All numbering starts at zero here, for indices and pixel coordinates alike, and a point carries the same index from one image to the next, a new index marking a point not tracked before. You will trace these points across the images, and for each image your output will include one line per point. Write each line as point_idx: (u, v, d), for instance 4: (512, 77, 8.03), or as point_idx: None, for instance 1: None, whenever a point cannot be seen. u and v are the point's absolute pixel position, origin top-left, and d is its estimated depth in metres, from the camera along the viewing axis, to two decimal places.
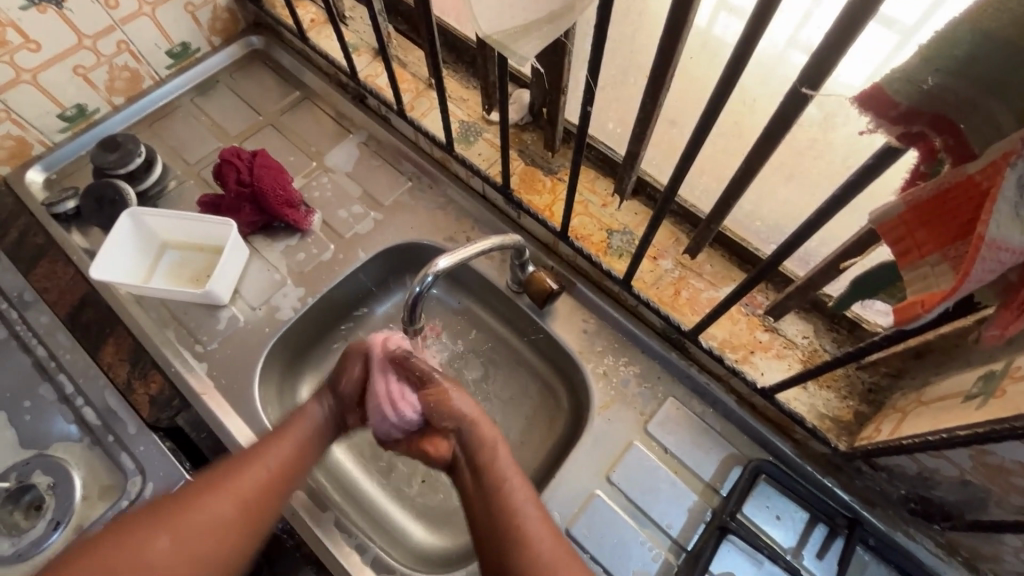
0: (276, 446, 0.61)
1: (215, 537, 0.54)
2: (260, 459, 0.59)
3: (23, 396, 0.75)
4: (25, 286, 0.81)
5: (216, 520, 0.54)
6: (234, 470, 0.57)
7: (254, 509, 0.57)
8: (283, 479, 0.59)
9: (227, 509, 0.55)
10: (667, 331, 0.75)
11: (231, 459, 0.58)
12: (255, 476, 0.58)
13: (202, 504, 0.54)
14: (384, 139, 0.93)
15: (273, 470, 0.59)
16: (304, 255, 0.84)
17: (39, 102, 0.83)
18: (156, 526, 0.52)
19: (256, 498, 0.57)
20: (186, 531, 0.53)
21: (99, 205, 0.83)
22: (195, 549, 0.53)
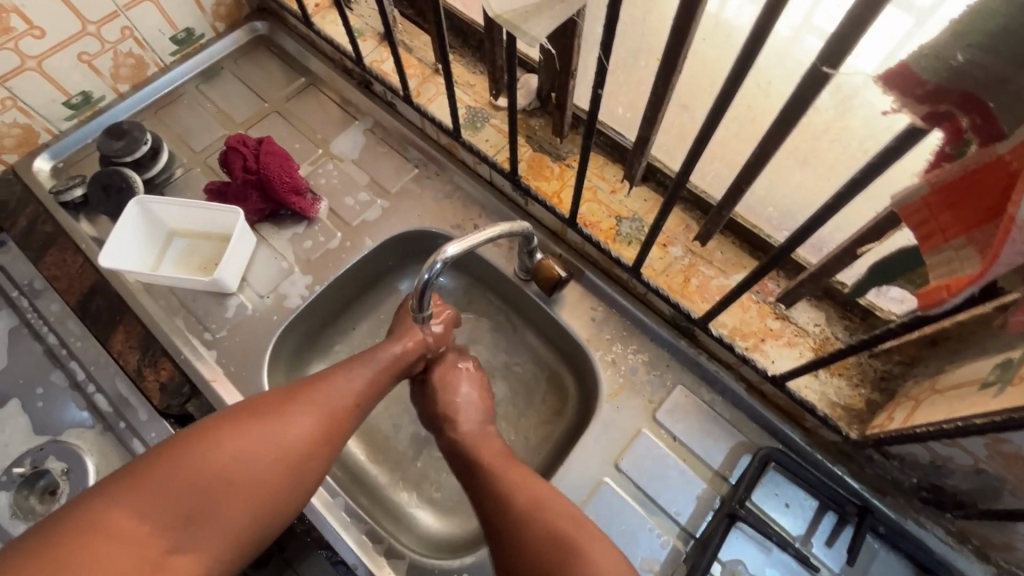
0: (360, 370, 0.62)
1: (304, 451, 0.55)
2: (342, 387, 0.60)
3: (35, 383, 0.76)
4: (35, 274, 0.82)
5: (301, 437, 0.55)
6: (320, 392, 0.58)
7: (335, 431, 0.58)
8: (360, 407, 0.61)
9: (310, 431, 0.56)
10: (676, 318, 0.74)
11: (308, 382, 0.59)
12: (339, 402, 0.59)
13: (294, 423, 0.55)
14: (390, 125, 0.92)
15: (354, 400, 0.60)
16: (311, 243, 0.84)
17: (45, 90, 0.83)
18: (254, 435, 0.53)
19: (339, 419, 0.58)
20: (276, 443, 0.53)
21: (106, 193, 0.83)
22: (287, 460, 0.53)
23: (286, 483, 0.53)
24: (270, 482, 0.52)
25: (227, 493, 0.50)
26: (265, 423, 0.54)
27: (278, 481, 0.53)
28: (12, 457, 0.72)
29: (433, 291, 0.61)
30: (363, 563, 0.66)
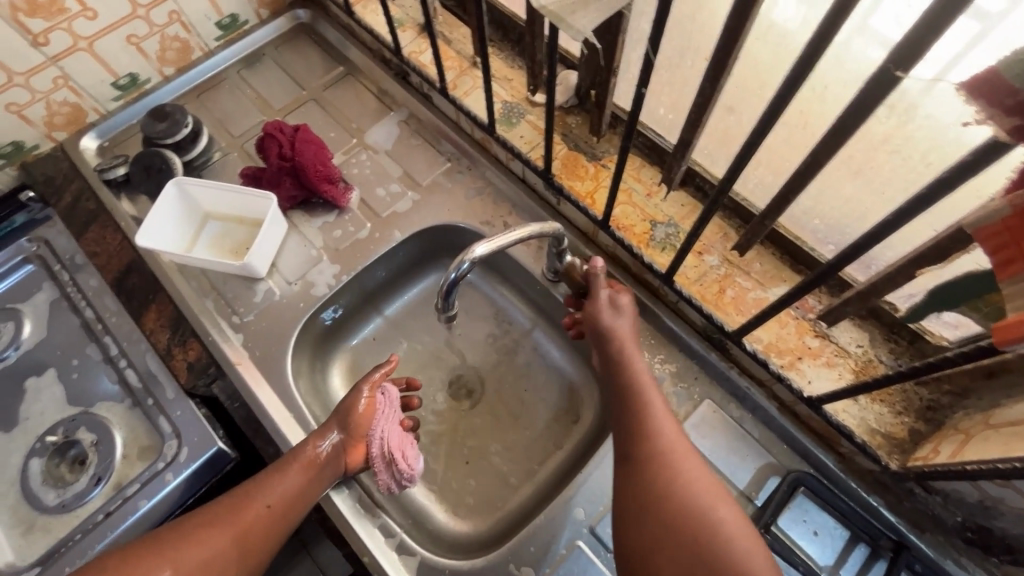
0: (279, 478, 0.63)
1: (213, 564, 0.56)
2: (259, 497, 0.61)
3: (71, 355, 0.79)
4: (77, 249, 0.84)
5: (209, 554, 0.56)
6: (241, 505, 0.60)
7: (250, 544, 0.59)
8: (277, 517, 0.61)
9: (223, 544, 0.57)
10: (708, 330, 0.71)
11: (228, 499, 0.61)
12: (254, 513, 0.60)
13: (201, 542, 0.56)
14: (425, 118, 0.92)
15: (270, 507, 0.61)
16: (340, 232, 0.84)
17: (94, 70, 0.85)
18: (161, 555, 0.55)
19: (252, 531, 0.59)
20: (188, 561, 0.55)
21: (147, 173, 0.85)
22: None
23: None
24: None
25: None
26: (175, 545, 0.56)
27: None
28: (47, 425, 0.75)
29: (459, 289, 0.60)
30: (374, 557, 0.66)
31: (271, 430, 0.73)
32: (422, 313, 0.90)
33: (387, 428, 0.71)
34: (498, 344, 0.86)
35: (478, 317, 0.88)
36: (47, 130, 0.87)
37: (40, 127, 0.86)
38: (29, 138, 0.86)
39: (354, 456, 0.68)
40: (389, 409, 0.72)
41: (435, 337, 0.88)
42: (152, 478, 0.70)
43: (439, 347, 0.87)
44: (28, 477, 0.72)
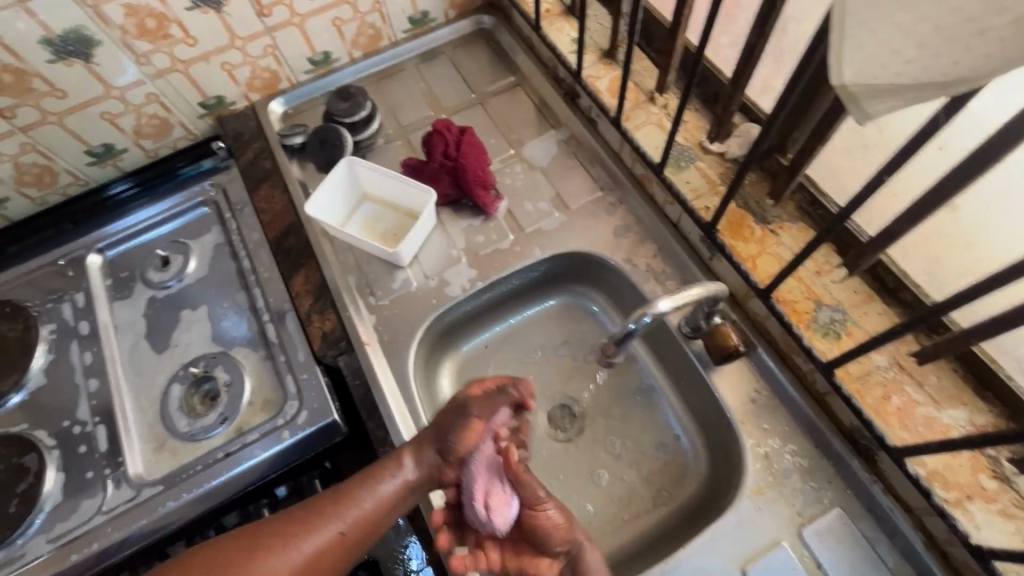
0: (359, 500, 0.59)
1: None
2: (333, 520, 0.57)
3: (223, 297, 0.85)
4: (247, 201, 0.91)
5: (280, 574, 0.53)
6: (319, 518, 0.57)
7: (320, 569, 0.56)
8: (351, 543, 0.58)
9: (291, 567, 0.54)
10: (858, 435, 0.65)
11: (317, 503, 0.59)
12: (327, 536, 0.57)
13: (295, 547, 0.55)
14: (585, 142, 0.91)
15: (345, 531, 0.58)
16: (482, 238, 0.85)
17: (298, 44, 0.93)
18: (235, 569, 0.53)
19: (325, 553, 0.56)
20: None
21: (322, 146, 0.91)
22: None
23: None
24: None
25: None
26: (268, 547, 0.54)
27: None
28: (192, 356, 0.81)
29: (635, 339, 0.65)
30: None
31: (383, 416, 0.75)
32: (539, 334, 0.89)
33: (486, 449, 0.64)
34: (610, 385, 0.84)
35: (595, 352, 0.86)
36: (246, 90, 0.96)
37: (242, 86, 0.95)
38: (231, 94, 0.95)
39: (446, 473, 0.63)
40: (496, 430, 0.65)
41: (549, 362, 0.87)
42: (271, 431, 0.75)
43: (549, 373, 0.86)
44: (170, 399, 0.78)
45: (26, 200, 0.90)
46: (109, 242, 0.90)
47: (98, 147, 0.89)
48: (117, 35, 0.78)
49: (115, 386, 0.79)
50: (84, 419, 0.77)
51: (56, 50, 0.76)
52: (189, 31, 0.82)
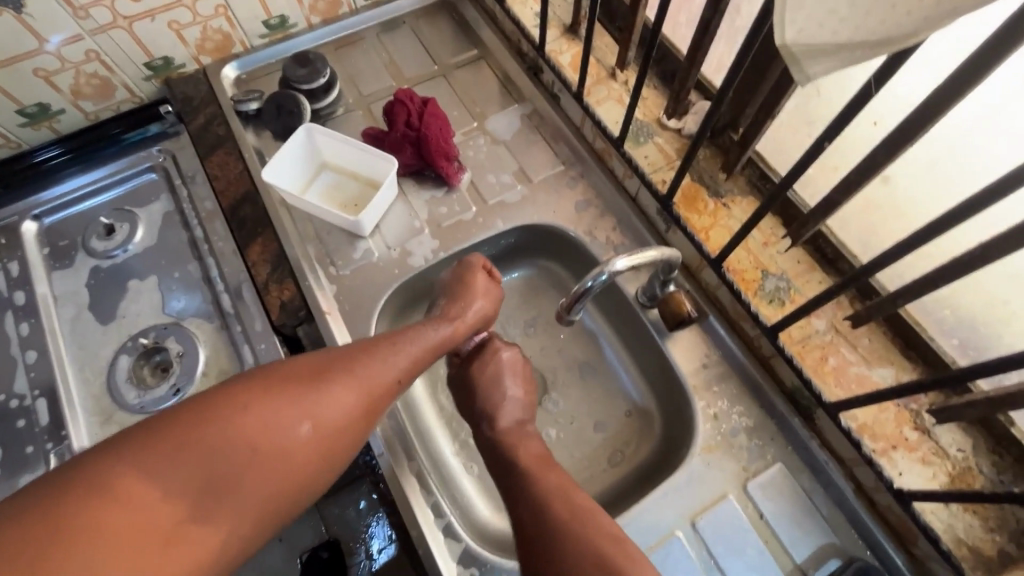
0: (405, 348, 0.62)
1: (351, 419, 0.55)
2: (388, 366, 0.59)
3: (174, 267, 0.82)
4: (199, 168, 0.88)
5: (348, 407, 0.55)
6: (374, 360, 0.59)
7: (375, 412, 0.58)
8: (399, 387, 0.61)
9: (355, 406, 0.56)
10: (798, 394, 0.69)
11: (345, 358, 0.58)
12: (384, 381, 0.59)
13: (335, 394, 0.55)
14: (548, 116, 0.92)
15: (398, 379, 0.60)
16: (445, 210, 0.85)
17: (253, 6, 0.90)
18: (300, 407, 0.52)
19: (379, 399, 0.58)
20: (326, 416, 0.54)
21: (278, 112, 0.88)
22: (330, 434, 0.54)
23: (330, 452, 0.54)
24: (309, 455, 0.52)
25: (264, 455, 0.49)
26: (329, 387, 0.55)
27: (321, 450, 0.53)
28: (141, 327, 0.78)
29: (587, 298, 0.66)
30: (422, 532, 0.66)
31: None
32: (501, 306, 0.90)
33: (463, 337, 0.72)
34: (568, 354, 0.86)
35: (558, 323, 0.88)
36: (196, 52, 0.91)
37: (191, 48, 0.90)
38: (180, 56, 0.90)
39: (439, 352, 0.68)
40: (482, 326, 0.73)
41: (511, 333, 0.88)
42: None
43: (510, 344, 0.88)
44: (117, 371, 0.76)
45: None
46: (46, 209, 0.85)
47: (31, 108, 0.83)
48: None
49: (55, 359, 0.76)
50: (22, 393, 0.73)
51: None
52: None
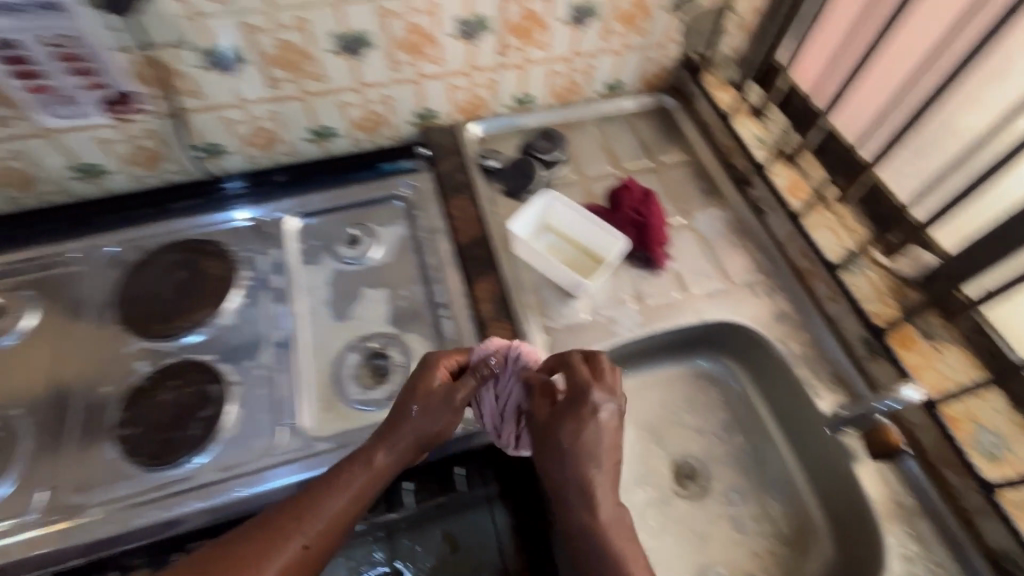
0: (377, 453, 0.67)
1: (347, 506, 0.64)
2: (361, 472, 0.65)
3: (402, 285, 0.93)
4: (438, 205, 1.00)
5: (335, 506, 0.63)
6: (345, 470, 0.66)
7: (363, 498, 0.65)
8: (382, 475, 0.66)
9: (336, 500, 0.64)
10: (1008, 560, 0.68)
11: (323, 483, 0.65)
12: (353, 484, 0.65)
13: (285, 549, 0.60)
14: (751, 226, 1.00)
15: (382, 462, 0.66)
16: (651, 289, 0.92)
17: (514, 83, 1.05)
18: (288, 531, 0.61)
19: (365, 493, 0.65)
20: (314, 526, 0.62)
21: (516, 173, 1.00)
22: (325, 528, 0.62)
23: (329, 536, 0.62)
24: (319, 557, 0.62)
25: None
26: (317, 495, 0.64)
27: None
28: (370, 331, 0.88)
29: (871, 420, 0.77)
30: None
31: None
32: (676, 391, 0.95)
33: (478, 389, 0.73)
34: (737, 456, 0.89)
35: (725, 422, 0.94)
36: (456, 110, 1.07)
37: (453, 106, 1.06)
38: (443, 110, 1.06)
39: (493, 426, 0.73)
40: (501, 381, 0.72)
41: (679, 419, 0.93)
42: None
43: (677, 432, 0.92)
44: (344, 365, 0.84)
45: (244, 157, 1.01)
46: (235, 219, 0.98)
47: (322, 128, 1.00)
48: (387, 42, 0.90)
49: (296, 341, 0.85)
50: (264, 364, 0.83)
51: (338, 44, 0.87)
52: (441, 52, 0.94)
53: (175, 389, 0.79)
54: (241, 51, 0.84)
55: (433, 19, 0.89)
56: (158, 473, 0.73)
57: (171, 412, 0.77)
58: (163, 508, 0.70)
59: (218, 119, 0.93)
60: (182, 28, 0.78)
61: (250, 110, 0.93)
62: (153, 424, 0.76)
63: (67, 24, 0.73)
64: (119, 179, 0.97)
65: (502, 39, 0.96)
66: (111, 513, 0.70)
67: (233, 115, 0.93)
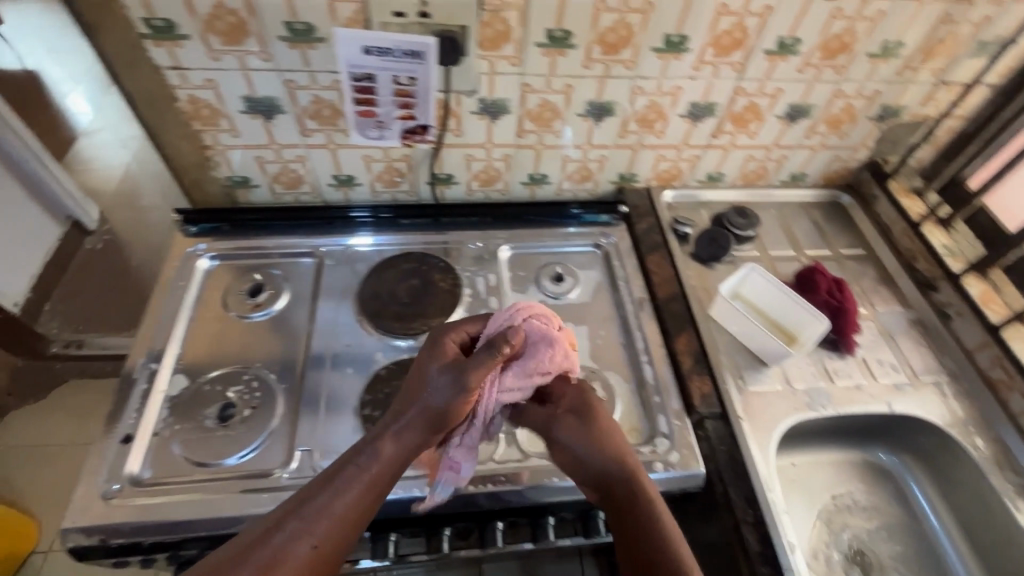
0: (386, 427, 0.70)
1: (360, 500, 0.64)
2: (381, 458, 0.67)
3: (602, 326, 1.01)
4: (635, 259, 1.09)
5: (353, 497, 0.64)
6: (364, 442, 0.68)
7: (376, 489, 0.66)
8: (390, 476, 0.67)
9: (356, 493, 0.64)
10: None
11: (339, 476, 0.65)
12: (373, 473, 0.66)
13: (317, 530, 0.60)
14: (935, 329, 1.04)
15: (391, 463, 0.67)
16: (841, 371, 0.96)
17: (715, 161, 1.16)
18: (317, 514, 0.61)
19: (377, 484, 0.66)
20: (337, 511, 0.62)
21: (711, 242, 1.09)
22: (347, 517, 0.62)
23: (341, 527, 0.62)
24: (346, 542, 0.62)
25: None
26: (346, 485, 0.64)
27: None
28: None
29: None
30: None
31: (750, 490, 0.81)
32: (844, 467, 1.01)
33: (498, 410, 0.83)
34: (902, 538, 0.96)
35: (885, 517, 0.98)
36: (655, 177, 1.18)
37: (654, 173, 1.17)
38: (644, 175, 1.17)
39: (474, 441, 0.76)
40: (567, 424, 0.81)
41: (836, 498, 0.98)
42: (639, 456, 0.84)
43: (845, 505, 0.98)
44: None
45: (466, 188, 1.15)
46: (390, 248, 1.09)
47: (538, 175, 1.13)
48: (627, 113, 1.02)
49: None
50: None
51: (587, 109, 1.00)
52: (665, 128, 1.06)
53: None
54: (510, 104, 0.98)
55: (672, 101, 1.01)
56: None
57: None
58: (406, 490, 0.78)
59: (462, 155, 1.07)
60: (476, 81, 0.93)
61: (490, 151, 1.07)
62: None
63: (419, 72, 0.82)
64: (363, 192, 1.12)
65: (719, 124, 1.07)
66: None
67: (476, 154, 1.07)
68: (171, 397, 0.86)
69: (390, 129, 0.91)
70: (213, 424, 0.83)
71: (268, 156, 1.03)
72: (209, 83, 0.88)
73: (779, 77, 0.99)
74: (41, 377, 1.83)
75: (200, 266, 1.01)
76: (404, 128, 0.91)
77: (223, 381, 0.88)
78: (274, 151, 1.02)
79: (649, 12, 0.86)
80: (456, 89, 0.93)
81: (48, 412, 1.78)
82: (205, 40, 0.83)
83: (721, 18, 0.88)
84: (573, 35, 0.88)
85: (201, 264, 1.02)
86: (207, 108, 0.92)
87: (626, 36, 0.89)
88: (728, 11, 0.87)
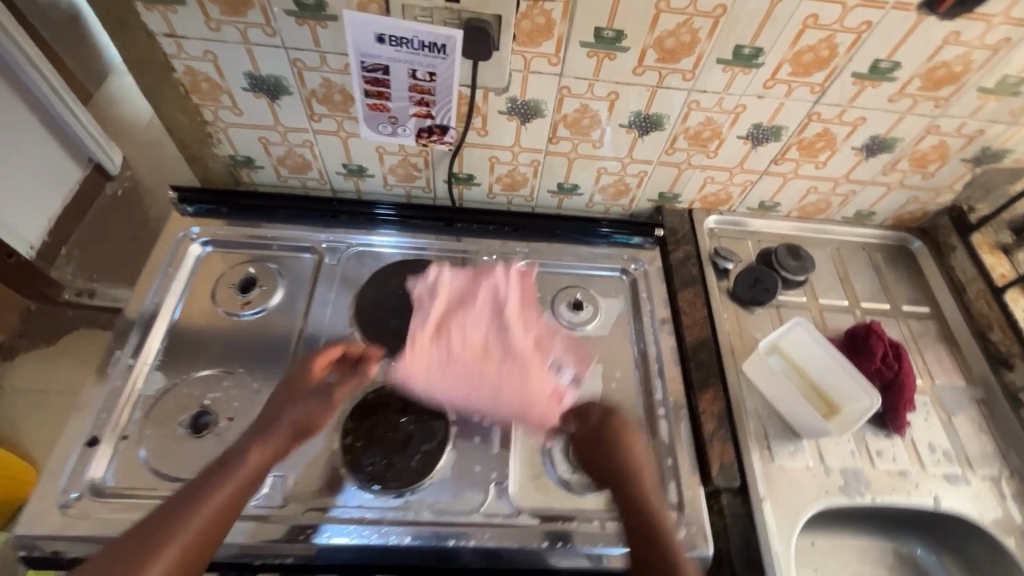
0: (258, 433, 0.71)
1: (229, 505, 0.64)
2: (254, 452, 0.69)
3: (618, 366, 0.90)
4: (665, 293, 0.98)
5: (218, 497, 0.64)
6: (228, 459, 0.68)
7: (244, 487, 0.66)
8: (258, 475, 0.68)
9: (223, 492, 0.64)
10: None
11: (209, 476, 0.66)
12: (243, 471, 0.67)
13: (178, 535, 0.60)
14: (1000, 414, 0.91)
15: (261, 462, 0.69)
16: (885, 453, 0.84)
17: (771, 189, 1.02)
18: (170, 528, 0.60)
19: (246, 483, 0.67)
20: (207, 509, 0.63)
21: (754, 284, 0.96)
22: (219, 514, 0.63)
23: (213, 530, 0.62)
24: (197, 564, 0.61)
25: None
26: (212, 489, 0.64)
27: None
28: (583, 406, 0.85)
29: None
30: None
31: None
32: (872, 554, 0.91)
33: (505, 366, 0.82)
34: None
35: None
36: (699, 199, 1.05)
37: (700, 194, 1.04)
38: (688, 196, 1.04)
39: (495, 271, 0.93)
40: (595, 324, 0.95)
41: None
42: None
43: None
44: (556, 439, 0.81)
45: (486, 191, 1.04)
46: (390, 250, 0.99)
47: (568, 184, 1.02)
48: (677, 130, 0.89)
49: None
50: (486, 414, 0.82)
51: (633, 121, 0.87)
52: (720, 150, 0.92)
53: (407, 416, 0.80)
54: (544, 107, 0.86)
55: (732, 121, 0.87)
56: (375, 496, 0.74)
57: (392, 438, 0.77)
58: (381, 536, 0.71)
59: (486, 156, 0.96)
60: (508, 78, 0.81)
61: (517, 155, 0.96)
62: (378, 444, 0.77)
63: (439, 65, 0.72)
64: (374, 184, 1.03)
65: (784, 151, 0.93)
66: (326, 520, 0.71)
67: (501, 155, 0.95)
68: (145, 396, 0.80)
69: (403, 127, 0.80)
70: (184, 434, 0.77)
71: (273, 138, 0.93)
72: (208, 55, 0.79)
73: (864, 104, 0.84)
74: (51, 323, 1.83)
75: (192, 252, 0.94)
76: (419, 127, 0.80)
77: (202, 385, 0.82)
78: (280, 133, 0.92)
79: (720, 17, 0.72)
80: (483, 84, 0.82)
81: (58, 358, 1.78)
82: (202, 6, 0.73)
83: (807, 31, 0.73)
84: (625, 37, 0.75)
85: (194, 250, 0.95)
86: (207, 82, 0.83)
87: (689, 43, 0.75)
88: (817, 23, 0.73)
